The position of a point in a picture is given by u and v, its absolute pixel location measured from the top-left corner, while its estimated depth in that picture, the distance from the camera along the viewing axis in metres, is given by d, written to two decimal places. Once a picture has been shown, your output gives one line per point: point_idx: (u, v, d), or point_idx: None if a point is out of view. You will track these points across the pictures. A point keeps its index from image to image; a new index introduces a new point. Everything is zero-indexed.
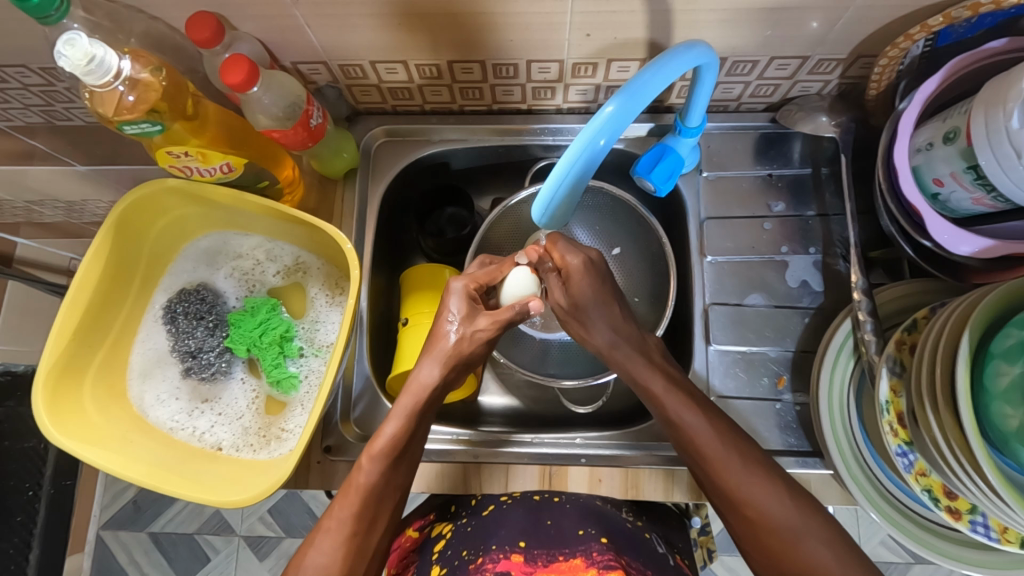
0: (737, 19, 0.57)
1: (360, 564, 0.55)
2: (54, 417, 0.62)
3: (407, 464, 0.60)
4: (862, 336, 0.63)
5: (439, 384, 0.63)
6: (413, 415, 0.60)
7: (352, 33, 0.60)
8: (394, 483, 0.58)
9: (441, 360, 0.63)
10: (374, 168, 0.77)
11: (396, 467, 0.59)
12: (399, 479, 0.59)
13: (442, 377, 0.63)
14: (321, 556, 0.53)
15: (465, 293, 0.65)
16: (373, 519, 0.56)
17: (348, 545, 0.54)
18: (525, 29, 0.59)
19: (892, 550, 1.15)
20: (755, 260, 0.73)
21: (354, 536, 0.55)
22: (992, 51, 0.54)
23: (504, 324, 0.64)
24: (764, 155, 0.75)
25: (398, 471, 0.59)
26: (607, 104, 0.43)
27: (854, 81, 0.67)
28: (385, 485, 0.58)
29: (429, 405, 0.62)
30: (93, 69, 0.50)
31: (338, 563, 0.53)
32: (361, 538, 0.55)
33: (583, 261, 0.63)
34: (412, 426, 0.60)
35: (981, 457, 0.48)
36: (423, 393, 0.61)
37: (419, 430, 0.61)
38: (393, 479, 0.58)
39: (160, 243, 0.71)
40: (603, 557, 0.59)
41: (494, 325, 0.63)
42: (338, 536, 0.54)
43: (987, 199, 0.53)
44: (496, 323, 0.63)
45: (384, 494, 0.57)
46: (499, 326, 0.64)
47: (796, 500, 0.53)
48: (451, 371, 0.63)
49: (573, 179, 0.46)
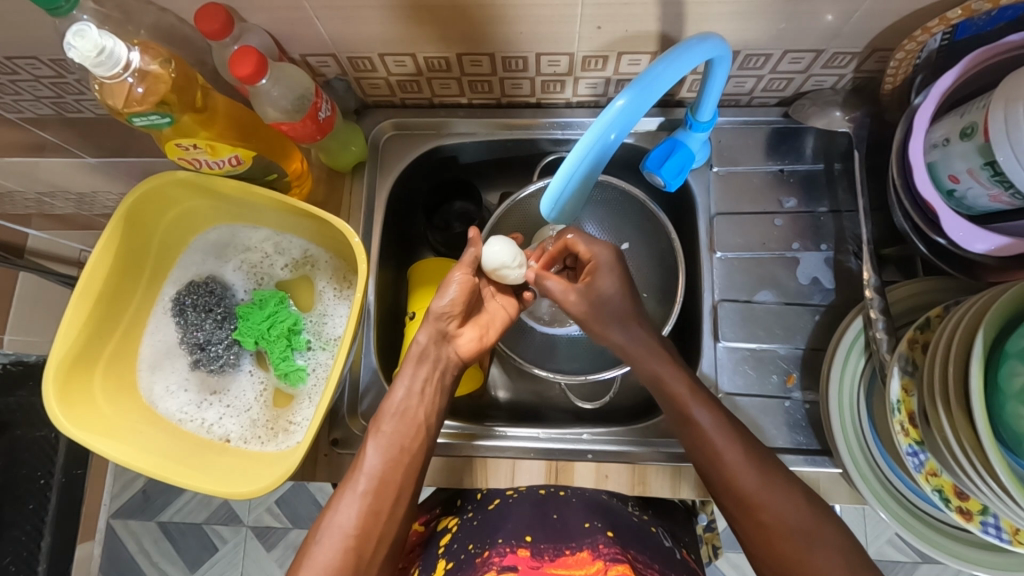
0: (751, 11, 0.57)
1: (376, 528, 0.57)
2: (64, 407, 0.62)
3: (414, 426, 0.61)
4: (873, 334, 0.62)
5: (435, 343, 0.64)
6: (415, 375, 0.62)
7: (365, 25, 0.60)
8: (400, 446, 0.59)
9: (430, 320, 0.64)
10: (383, 161, 0.77)
11: (401, 428, 0.60)
12: (408, 442, 0.60)
13: (430, 337, 0.64)
14: (340, 516, 0.56)
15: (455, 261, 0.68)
16: (386, 481, 0.58)
17: (360, 504, 0.56)
18: (537, 21, 0.59)
19: (899, 550, 1.15)
20: (765, 256, 0.72)
21: (366, 494, 0.57)
22: (1011, 45, 0.53)
23: (466, 268, 0.64)
24: (776, 150, 0.74)
25: (403, 433, 0.60)
26: (618, 98, 0.42)
27: (870, 75, 0.66)
28: (392, 448, 0.59)
29: (431, 366, 0.63)
30: (103, 60, 0.49)
31: (354, 521, 0.56)
32: (374, 499, 0.57)
33: (608, 258, 0.64)
34: (414, 387, 0.62)
35: (994, 458, 0.48)
36: (413, 352, 0.63)
37: (428, 393, 0.63)
38: (400, 441, 0.59)
39: (170, 234, 0.71)
40: (609, 550, 0.59)
41: (464, 276, 0.64)
42: (352, 496, 0.57)
43: (1004, 196, 0.52)
44: (461, 271, 0.64)
45: (392, 458, 0.59)
46: (464, 275, 0.64)
47: (803, 504, 0.55)
48: (440, 331, 0.64)
49: (583, 174, 0.46)
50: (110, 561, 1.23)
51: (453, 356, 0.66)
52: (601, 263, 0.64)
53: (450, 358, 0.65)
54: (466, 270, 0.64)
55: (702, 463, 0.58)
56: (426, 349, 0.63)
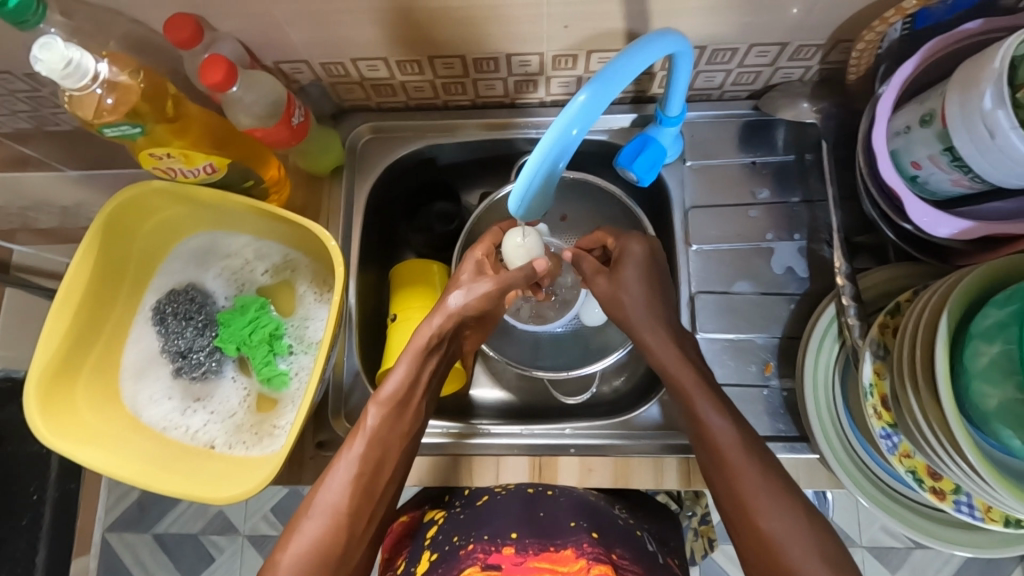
0: (713, 6, 0.58)
1: (367, 507, 0.57)
2: (46, 418, 0.62)
3: (412, 413, 0.62)
4: (846, 321, 0.63)
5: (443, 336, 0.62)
6: (418, 362, 0.61)
7: (333, 29, 0.60)
8: (399, 428, 0.60)
9: (445, 312, 0.62)
10: (360, 165, 0.77)
11: (401, 415, 0.60)
12: (406, 426, 0.61)
13: (442, 331, 0.62)
14: (330, 493, 0.56)
15: (477, 257, 0.64)
16: (380, 462, 0.58)
17: (355, 485, 0.56)
18: (505, 22, 0.60)
19: (892, 536, 1.16)
20: (741, 247, 0.73)
21: (362, 475, 0.57)
22: (969, 32, 0.55)
23: (507, 283, 0.62)
24: (748, 143, 0.75)
25: (401, 418, 0.60)
26: (578, 94, 0.43)
27: (836, 66, 0.67)
28: (390, 431, 0.59)
29: (436, 359, 0.64)
30: (70, 72, 0.50)
31: (345, 500, 0.56)
32: (367, 479, 0.57)
33: (644, 250, 0.65)
34: (417, 374, 0.62)
35: (961, 437, 0.49)
36: (432, 341, 0.62)
37: (426, 381, 0.63)
38: (398, 425, 0.60)
39: (150, 244, 0.71)
40: (592, 549, 0.59)
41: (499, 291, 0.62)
42: (346, 474, 0.57)
43: (965, 179, 0.53)
44: (498, 283, 0.62)
45: (390, 439, 0.59)
46: (500, 286, 0.62)
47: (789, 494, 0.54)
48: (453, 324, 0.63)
49: (549, 169, 0.47)
50: (107, 574, 1.23)
51: (453, 350, 0.68)
52: (633, 254, 0.65)
53: (451, 351, 0.67)
54: (500, 283, 0.62)
55: (699, 444, 0.59)
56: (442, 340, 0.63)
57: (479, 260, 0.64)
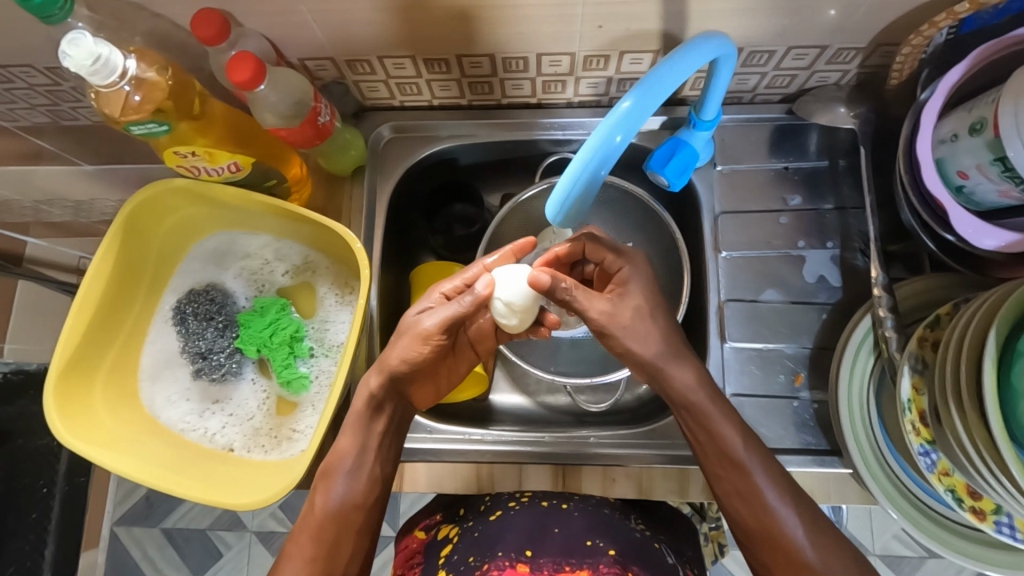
0: (754, 8, 0.56)
1: None
2: (64, 420, 0.62)
3: (368, 479, 0.60)
4: (883, 333, 0.61)
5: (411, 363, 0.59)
6: (359, 429, 0.60)
7: (362, 27, 0.59)
8: (354, 501, 0.59)
9: (415, 336, 0.58)
10: (382, 164, 0.76)
11: (354, 485, 0.60)
12: (361, 496, 0.60)
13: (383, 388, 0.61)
14: None
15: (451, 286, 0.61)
16: (335, 541, 0.58)
17: (309, 569, 0.57)
18: (538, 21, 0.58)
19: (906, 545, 1.14)
20: (771, 255, 0.71)
21: (316, 559, 0.57)
22: (1020, 38, 0.53)
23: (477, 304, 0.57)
24: (779, 147, 0.73)
25: (355, 487, 0.60)
26: (623, 99, 0.42)
27: (874, 70, 0.66)
28: (343, 505, 0.59)
29: (386, 417, 0.62)
30: (98, 69, 0.49)
31: None
32: (325, 561, 0.57)
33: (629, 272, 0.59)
34: (364, 441, 0.60)
35: (1009, 457, 0.47)
36: (367, 404, 0.61)
37: (377, 444, 0.61)
38: (350, 496, 0.59)
39: (169, 242, 0.70)
40: (609, 571, 0.60)
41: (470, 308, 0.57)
42: (300, 560, 0.57)
43: (1015, 191, 0.52)
44: (464, 307, 0.57)
45: (344, 514, 0.59)
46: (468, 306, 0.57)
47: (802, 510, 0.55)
48: (398, 379, 0.61)
49: (590, 177, 0.45)
50: (114, 569, 1.22)
51: (409, 406, 0.65)
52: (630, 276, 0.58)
53: (406, 407, 0.64)
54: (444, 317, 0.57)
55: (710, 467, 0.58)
56: (382, 403, 0.61)
57: (446, 293, 0.60)
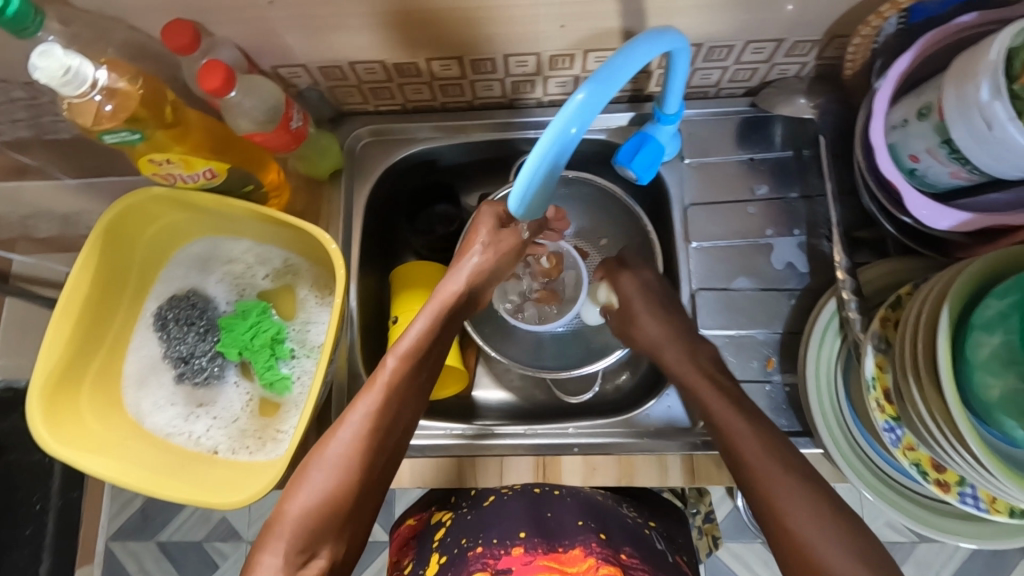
0: (711, 4, 0.58)
1: (371, 468, 0.54)
2: (50, 429, 0.63)
3: (428, 372, 0.60)
4: (847, 315, 0.63)
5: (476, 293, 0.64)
6: (438, 321, 0.61)
7: (333, 33, 0.61)
8: (415, 386, 0.58)
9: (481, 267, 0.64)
10: (360, 168, 0.77)
11: (417, 370, 0.59)
12: (415, 392, 0.58)
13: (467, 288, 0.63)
14: (333, 453, 0.53)
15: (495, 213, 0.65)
16: (390, 423, 0.56)
17: (364, 443, 0.54)
18: (502, 23, 0.60)
19: (897, 531, 1.16)
20: (741, 244, 0.73)
21: (373, 432, 0.55)
22: (964, 25, 0.55)
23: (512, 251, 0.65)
24: (746, 139, 0.75)
25: (418, 376, 0.59)
26: (577, 91, 0.43)
27: (832, 62, 0.68)
28: (407, 389, 0.58)
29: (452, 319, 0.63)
30: (70, 79, 0.50)
31: (350, 460, 0.53)
32: (378, 438, 0.55)
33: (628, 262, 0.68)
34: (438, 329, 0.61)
35: (965, 428, 0.49)
36: (449, 297, 0.62)
37: (445, 335, 0.62)
38: (415, 381, 0.58)
39: (152, 250, 0.71)
40: (601, 550, 0.62)
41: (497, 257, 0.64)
42: (354, 432, 0.54)
43: (963, 172, 0.54)
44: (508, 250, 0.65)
45: (406, 396, 0.57)
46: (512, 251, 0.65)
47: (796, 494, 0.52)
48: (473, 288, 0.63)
49: (550, 167, 0.47)
50: None
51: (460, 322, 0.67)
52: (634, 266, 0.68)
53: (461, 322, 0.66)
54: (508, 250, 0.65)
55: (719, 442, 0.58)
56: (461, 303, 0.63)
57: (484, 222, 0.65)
